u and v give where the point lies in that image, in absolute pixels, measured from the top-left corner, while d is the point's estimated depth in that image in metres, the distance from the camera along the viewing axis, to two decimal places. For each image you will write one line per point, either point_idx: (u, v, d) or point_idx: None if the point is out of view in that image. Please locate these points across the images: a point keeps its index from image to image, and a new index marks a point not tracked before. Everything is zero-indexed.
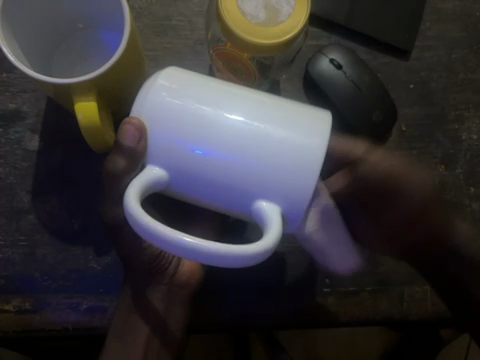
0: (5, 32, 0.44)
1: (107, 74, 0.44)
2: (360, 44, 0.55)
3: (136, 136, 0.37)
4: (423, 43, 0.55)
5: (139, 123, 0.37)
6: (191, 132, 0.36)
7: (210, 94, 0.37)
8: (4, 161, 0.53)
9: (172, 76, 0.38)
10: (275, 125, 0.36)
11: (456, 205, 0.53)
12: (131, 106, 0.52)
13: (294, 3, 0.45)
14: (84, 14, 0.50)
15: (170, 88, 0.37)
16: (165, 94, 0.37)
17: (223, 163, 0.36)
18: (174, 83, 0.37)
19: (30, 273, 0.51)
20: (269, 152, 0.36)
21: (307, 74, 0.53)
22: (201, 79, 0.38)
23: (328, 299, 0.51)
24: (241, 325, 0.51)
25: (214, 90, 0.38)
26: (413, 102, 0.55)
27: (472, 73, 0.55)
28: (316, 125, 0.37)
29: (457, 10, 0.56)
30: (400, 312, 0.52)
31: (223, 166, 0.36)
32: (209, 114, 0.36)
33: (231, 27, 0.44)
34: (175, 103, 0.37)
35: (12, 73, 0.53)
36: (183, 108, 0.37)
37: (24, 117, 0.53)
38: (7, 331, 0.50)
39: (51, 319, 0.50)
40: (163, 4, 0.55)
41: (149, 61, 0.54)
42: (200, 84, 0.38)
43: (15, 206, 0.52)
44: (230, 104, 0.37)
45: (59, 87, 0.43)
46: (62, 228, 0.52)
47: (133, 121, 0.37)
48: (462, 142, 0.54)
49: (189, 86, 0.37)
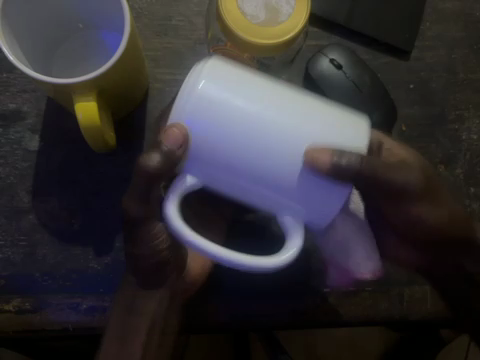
0: (5, 32, 0.44)
1: (107, 74, 0.44)
2: (360, 44, 0.55)
3: (180, 140, 0.36)
4: (423, 44, 0.55)
5: (181, 128, 0.36)
6: (228, 126, 0.36)
7: (254, 93, 0.37)
8: (4, 161, 0.53)
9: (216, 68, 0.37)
10: (318, 127, 0.37)
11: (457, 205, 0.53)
12: (131, 106, 0.52)
13: (294, 3, 0.45)
14: (84, 14, 0.50)
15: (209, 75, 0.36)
16: (206, 83, 0.36)
17: (263, 168, 0.37)
18: (216, 77, 0.36)
19: (30, 273, 0.51)
20: (308, 159, 0.37)
21: (307, 74, 0.53)
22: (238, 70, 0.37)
23: (328, 299, 0.51)
24: (240, 325, 0.51)
25: (257, 86, 0.37)
26: (413, 102, 0.55)
27: (472, 73, 0.55)
28: (354, 129, 0.38)
29: (457, 10, 0.56)
30: (400, 312, 0.51)
31: (265, 172, 0.37)
32: (247, 107, 0.36)
33: (232, 28, 0.44)
34: (219, 100, 0.36)
35: (12, 74, 0.53)
36: (224, 100, 0.36)
37: (24, 117, 0.53)
38: (7, 331, 0.50)
39: (51, 319, 0.50)
40: (163, 4, 0.55)
41: (149, 61, 0.54)
42: (239, 76, 0.37)
43: (15, 206, 0.52)
44: (274, 103, 0.37)
45: (59, 87, 0.43)
46: (62, 228, 0.52)
47: (178, 126, 0.36)
48: (462, 142, 0.54)
49: (231, 78, 0.37)
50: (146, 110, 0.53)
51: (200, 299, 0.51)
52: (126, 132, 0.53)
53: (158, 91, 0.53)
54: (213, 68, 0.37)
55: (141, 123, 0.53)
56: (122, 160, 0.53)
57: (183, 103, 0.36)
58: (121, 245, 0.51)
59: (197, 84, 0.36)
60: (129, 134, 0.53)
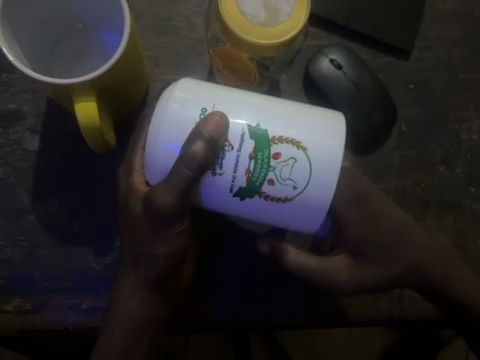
0: (5, 33, 0.44)
1: (108, 74, 0.44)
2: (360, 44, 0.55)
3: (217, 126, 0.38)
4: (423, 44, 0.55)
5: (222, 116, 0.39)
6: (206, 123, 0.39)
7: (235, 106, 0.40)
8: (4, 161, 0.53)
9: (192, 88, 0.40)
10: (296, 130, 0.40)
11: (456, 205, 0.53)
12: (131, 107, 0.52)
13: (294, 3, 0.45)
14: (84, 14, 0.50)
15: (181, 86, 0.40)
16: (180, 91, 0.40)
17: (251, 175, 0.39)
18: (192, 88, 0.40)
19: (30, 273, 0.51)
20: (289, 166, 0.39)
21: (307, 75, 0.53)
22: (212, 87, 0.41)
23: (328, 299, 0.51)
24: (242, 326, 0.51)
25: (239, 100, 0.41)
26: (413, 102, 0.55)
27: (473, 74, 0.55)
28: (330, 127, 0.40)
29: (458, 10, 0.56)
30: (401, 312, 0.52)
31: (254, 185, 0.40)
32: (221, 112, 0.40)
33: (234, 30, 0.44)
34: (194, 101, 0.40)
35: (12, 74, 0.53)
36: (194, 103, 0.40)
37: (24, 117, 0.53)
38: (7, 331, 0.51)
39: (51, 320, 0.51)
40: (163, 4, 0.55)
41: (149, 62, 0.54)
42: (212, 87, 0.41)
43: (15, 206, 0.52)
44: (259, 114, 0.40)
45: (60, 87, 0.43)
46: (63, 228, 0.52)
47: (218, 114, 0.39)
48: (462, 143, 0.54)
49: (201, 91, 0.40)
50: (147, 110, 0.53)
51: (201, 299, 0.51)
52: (127, 133, 0.53)
53: (158, 91, 0.53)
54: (187, 83, 0.41)
55: None
56: (123, 161, 0.52)
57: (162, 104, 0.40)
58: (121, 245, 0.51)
59: (170, 100, 0.40)
60: (128, 134, 0.53)
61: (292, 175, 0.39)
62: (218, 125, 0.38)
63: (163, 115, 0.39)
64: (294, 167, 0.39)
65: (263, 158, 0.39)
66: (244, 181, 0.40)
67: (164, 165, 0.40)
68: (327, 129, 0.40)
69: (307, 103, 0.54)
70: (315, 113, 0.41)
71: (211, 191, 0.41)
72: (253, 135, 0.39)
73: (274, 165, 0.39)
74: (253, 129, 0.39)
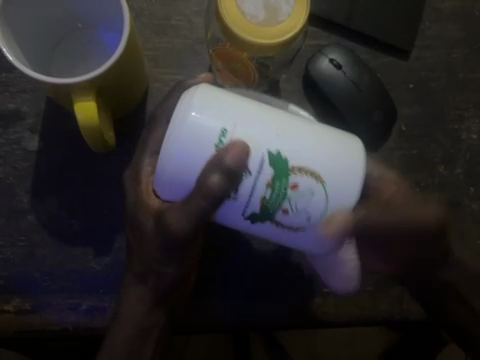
0: (4, 33, 0.44)
1: (108, 74, 0.44)
2: (360, 44, 0.55)
3: (240, 154, 0.38)
4: (423, 43, 0.55)
5: (243, 143, 0.38)
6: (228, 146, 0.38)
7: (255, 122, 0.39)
8: (4, 161, 0.53)
9: (216, 99, 0.39)
10: (317, 162, 0.39)
11: (456, 204, 0.53)
12: (131, 106, 0.52)
13: (293, 2, 0.45)
14: (84, 13, 0.50)
15: (200, 102, 0.38)
16: (199, 107, 0.38)
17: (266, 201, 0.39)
18: (210, 102, 0.39)
19: (30, 273, 0.51)
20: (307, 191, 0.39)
21: (307, 74, 0.53)
22: (231, 99, 0.39)
23: (329, 300, 0.51)
24: (243, 326, 0.51)
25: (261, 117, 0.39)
26: (412, 102, 0.55)
27: (472, 73, 0.55)
28: (349, 150, 0.40)
29: (457, 9, 0.56)
30: (402, 313, 0.51)
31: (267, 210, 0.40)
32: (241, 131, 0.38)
33: (234, 30, 0.44)
34: (213, 120, 0.38)
35: (11, 73, 0.53)
36: (214, 122, 0.38)
37: (24, 117, 0.53)
38: (7, 331, 0.51)
39: (51, 320, 0.51)
40: (162, 3, 0.55)
41: (148, 61, 0.54)
42: (230, 101, 0.39)
43: (15, 206, 0.52)
44: (280, 135, 0.39)
45: (59, 86, 0.43)
46: (63, 228, 0.52)
47: (240, 142, 0.38)
48: (462, 142, 0.54)
49: (221, 106, 0.39)
50: (146, 110, 0.53)
51: (201, 299, 0.51)
52: (127, 133, 0.53)
53: (158, 91, 0.53)
54: (205, 96, 0.39)
55: (141, 123, 0.53)
56: (123, 161, 0.52)
57: (181, 120, 0.38)
58: (121, 245, 0.51)
59: (190, 111, 0.38)
60: (128, 134, 0.53)
61: (306, 208, 0.39)
62: (241, 155, 0.38)
63: (183, 126, 0.38)
64: (311, 199, 0.39)
65: (280, 188, 0.39)
66: (258, 206, 0.40)
67: (178, 181, 0.39)
68: (348, 164, 0.39)
69: (307, 103, 0.54)
70: (333, 134, 0.40)
71: (223, 212, 0.41)
72: (272, 163, 0.39)
73: (290, 195, 0.39)
74: (272, 155, 0.39)
